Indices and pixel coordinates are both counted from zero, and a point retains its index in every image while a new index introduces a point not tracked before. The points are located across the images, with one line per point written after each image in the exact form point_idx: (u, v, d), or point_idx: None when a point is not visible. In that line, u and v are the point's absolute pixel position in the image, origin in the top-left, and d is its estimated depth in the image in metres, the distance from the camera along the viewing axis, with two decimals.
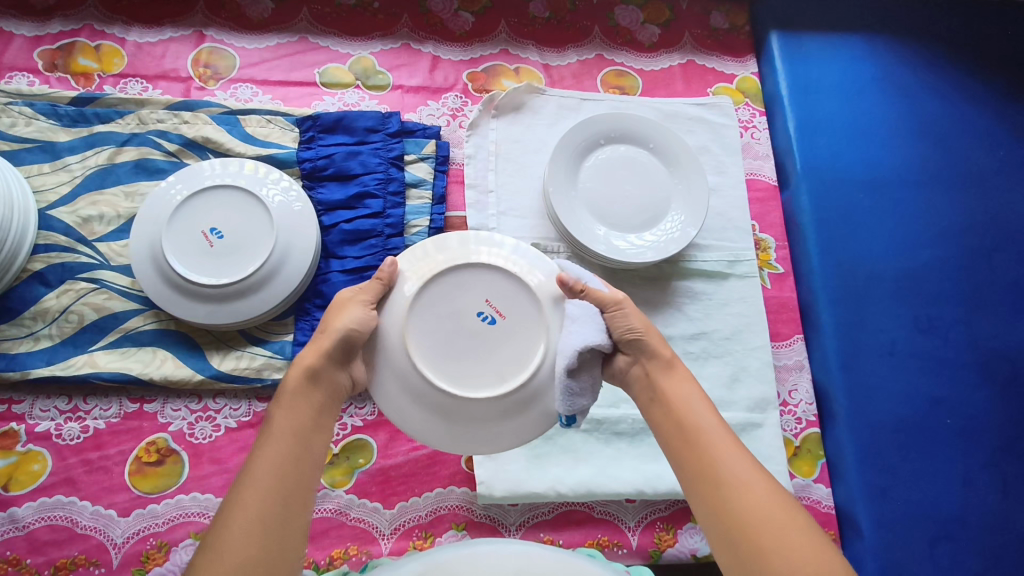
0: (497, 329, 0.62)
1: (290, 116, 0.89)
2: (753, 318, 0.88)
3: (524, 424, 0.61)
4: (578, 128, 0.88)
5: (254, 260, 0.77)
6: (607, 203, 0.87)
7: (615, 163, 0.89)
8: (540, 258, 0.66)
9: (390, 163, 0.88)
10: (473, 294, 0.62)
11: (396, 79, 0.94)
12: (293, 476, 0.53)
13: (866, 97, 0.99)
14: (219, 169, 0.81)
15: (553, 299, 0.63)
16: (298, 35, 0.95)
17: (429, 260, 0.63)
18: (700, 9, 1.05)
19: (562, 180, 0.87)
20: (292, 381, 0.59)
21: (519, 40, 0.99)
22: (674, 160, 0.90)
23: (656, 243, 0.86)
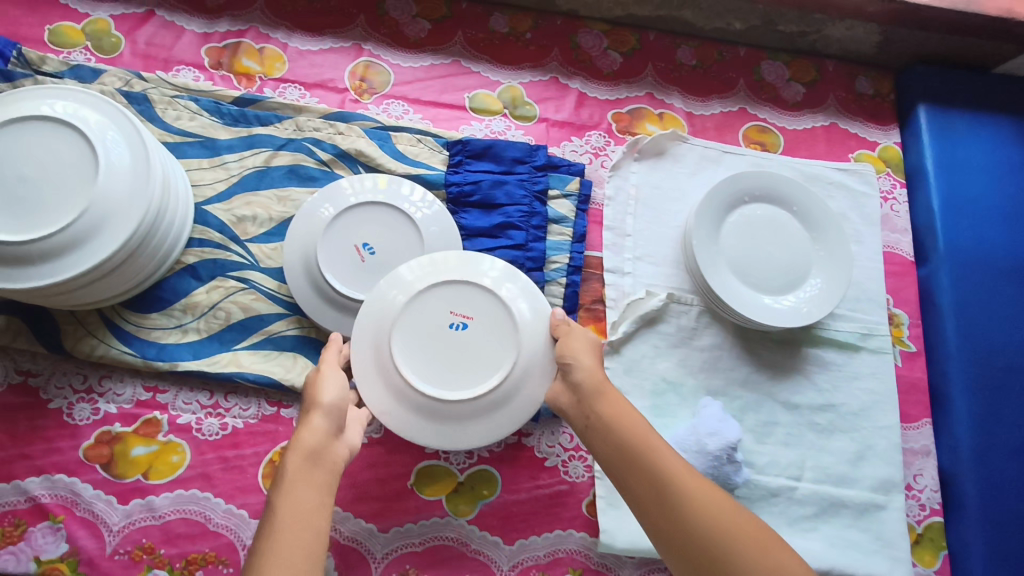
0: (472, 339, 0.69)
1: (439, 137, 0.90)
2: (882, 396, 0.87)
3: (488, 425, 0.68)
4: (725, 185, 0.88)
5: None
6: (748, 262, 0.86)
7: (759, 222, 0.88)
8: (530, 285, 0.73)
9: (535, 197, 0.88)
10: (456, 305, 0.70)
11: (543, 112, 0.95)
12: (310, 557, 0.50)
13: (1016, 181, 0.96)
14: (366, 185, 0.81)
15: (530, 322, 0.70)
16: (451, 58, 0.96)
17: (430, 267, 0.71)
18: (846, 73, 1.04)
19: (706, 236, 0.87)
20: (290, 461, 0.57)
21: (664, 85, 0.99)
22: (816, 226, 0.89)
23: (796, 308, 0.85)
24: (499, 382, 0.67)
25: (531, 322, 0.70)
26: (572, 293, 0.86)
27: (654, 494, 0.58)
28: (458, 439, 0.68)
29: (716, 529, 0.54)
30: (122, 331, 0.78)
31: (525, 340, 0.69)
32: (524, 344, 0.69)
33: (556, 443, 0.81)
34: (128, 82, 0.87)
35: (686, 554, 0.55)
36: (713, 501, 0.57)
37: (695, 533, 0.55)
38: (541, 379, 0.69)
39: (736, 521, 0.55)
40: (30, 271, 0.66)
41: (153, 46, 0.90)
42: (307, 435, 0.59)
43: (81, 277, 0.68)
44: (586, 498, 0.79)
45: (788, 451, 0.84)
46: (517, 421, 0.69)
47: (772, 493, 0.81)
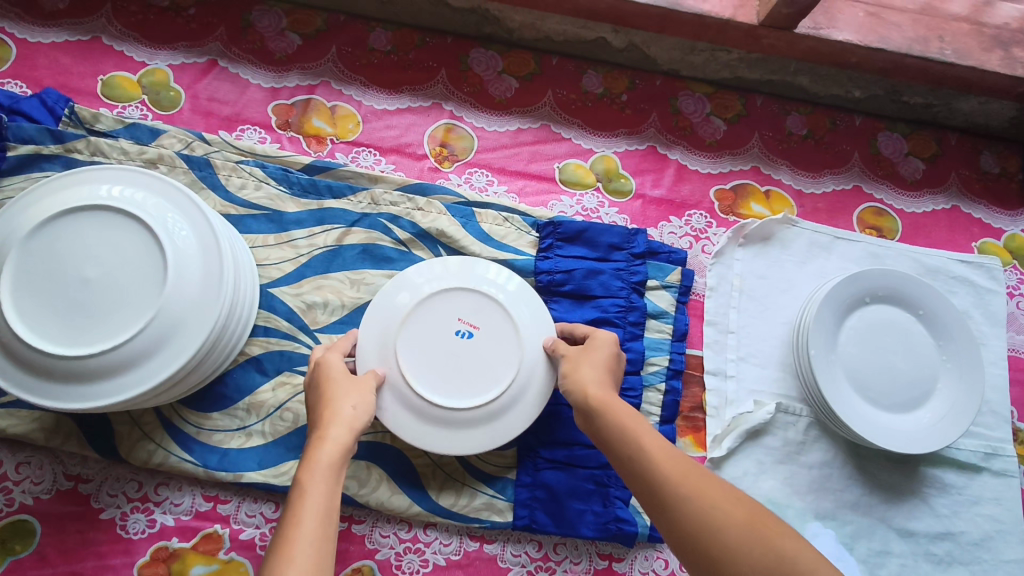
0: (476, 348, 0.71)
1: (528, 216, 0.82)
2: (1009, 525, 0.78)
3: (480, 435, 0.69)
4: (846, 283, 0.79)
5: (485, 390, 0.69)
6: (867, 372, 0.77)
7: (879, 327, 0.79)
8: (539, 303, 0.75)
9: (632, 288, 0.80)
10: (464, 313, 0.72)
11: (639, 187, 0.86)
12: (321, 566, 0.46)
13: None
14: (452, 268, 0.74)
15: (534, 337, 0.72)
16: (540, 121, 0.87)
17: (445, 273, 0.74)
18: (970, 148, 0.93)
19: (823, 341, 0.77)
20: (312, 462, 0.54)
21: (771, 158, 0.89)
22: (945, 332, 0.80)
23: (919, 427, 0.76)
24: (497, 393, 0.69)
25: (536, 338, 0.72)
26: (671, 401, 0.77)
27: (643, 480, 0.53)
28: (449, 443, 0.68)
29: (709, 517, 0.47)
30: (182, 433, 0.70)
31: (527, 354, 0.71)
32: (525, 356, 0.70)
33: (650, 569, 0.73)
34: (189, 145, 0.78)
35: (686, 546, 0.48)
36: (709, 486, 0.49)
37: (688, 521, 0.48)
38: (537, 396, 0.71)
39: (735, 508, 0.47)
40: (98, 390, 0.59)
41: (215, 101, 0.82)
42: (329, 435, 0.57)
43: (152, 392, 0.61)
44: None
45: None
46: (509, 433, 0.69)
47: None
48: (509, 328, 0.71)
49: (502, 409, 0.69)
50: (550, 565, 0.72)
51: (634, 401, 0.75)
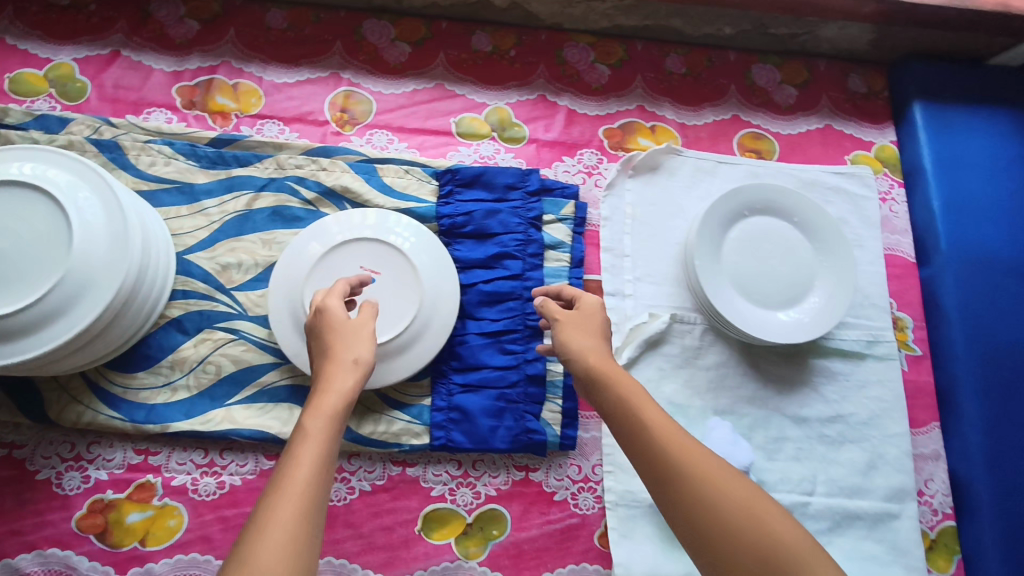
0: (379, 291, 0.77)
1: (428, 167, 0.87)
2: (892, 403, 0.85)
3: (384, 370, 0.75)
4: (724, 200, 0.85)
5: (387, 328, 0.75)
6: (750, 277, 0.84)
7: (759, 236, 0.86)
8: (439, 251, 0.80)
9: (529, 224, 0.86)
10: (364, 262, 0.78)
11: (532, 132, 0.92)
12: (304, 534, 0.46)
13: (1015, 177, 0.93)
14: (353, 221, 0.79)
15: (432, 280, 0.78)
16: (434, 81, 0.93)
17: (349, 225, 0.79)
18: (838, 71, 1.01)
19: (706, 253, 0.84)
20: (309, 419, 0.54)
21: (654, 97, 0.96)
22: (818, 235, 0.87)
23: (801, 321, 0.83)
24: (400, 329, 0.75)
25: (433, 281, 0.78)
26: None
27: (650, 460, 0.55)
28: None
29: (716, 508, 0.50)
30: (109, 394, 0.75)
31: (424, 295, 0.77)
32: (422, 296, 0.76)
33: (564, 475, 0.79)
34: (97, 130, 0.83)
35: (690, 531, 0.51)
36: (725, 484, 0.51)
37: (696, 509, 0.51)
38: (435, 334, 0.77)
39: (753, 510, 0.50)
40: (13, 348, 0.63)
41: (121, 88, 0.87)
42: (334, 386, 0.57)
43: (69, 345, 0.65)
44: (597, 530, 0.78)
45: (798, 466, 0.83)
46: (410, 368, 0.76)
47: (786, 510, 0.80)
48: (407, 273, 0.77)
49: (403, 346, 0.75)
50: (470, 480, 0.78)
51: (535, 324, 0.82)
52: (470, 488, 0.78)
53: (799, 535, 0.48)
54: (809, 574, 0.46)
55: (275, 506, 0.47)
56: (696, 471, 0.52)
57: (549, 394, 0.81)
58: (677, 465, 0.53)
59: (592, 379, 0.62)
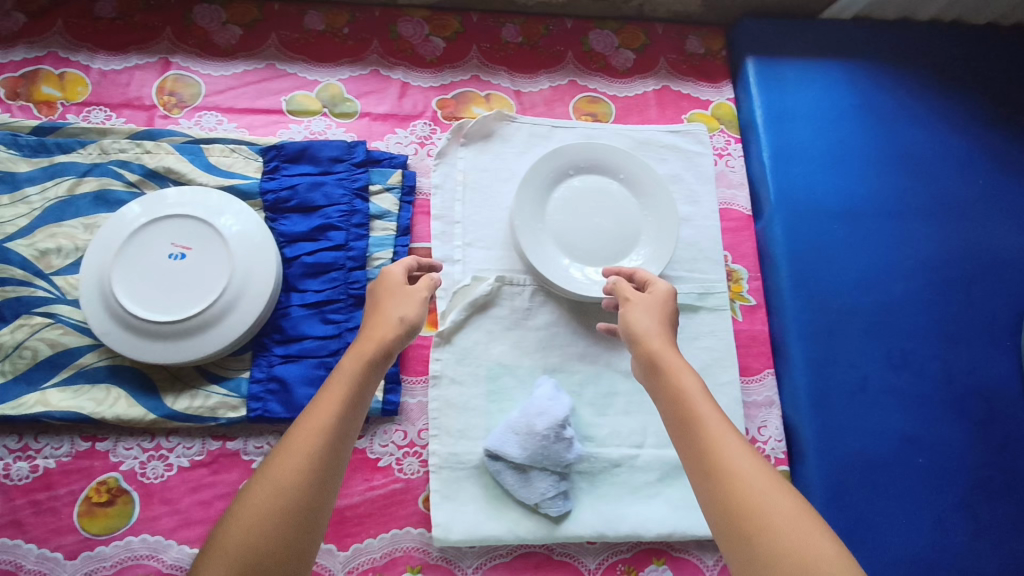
0: (191, 265, 0.77)
1: (254, 145, 0.88)
2: (724, 353, 0.86)
3: (196, 344, 0.75)
4: (545, 160, 0.86)
5: (197, 302, 0.76)
6: (573, 235, 0.85)
7: (583, 195, 0.87)
8: (259, 226, 0.81)
9: (355, 195, 0.86)
10: (176, 238, 0.78)
11: (364, 107, 0.93)
12: (326, 463, 0.55)
13: (843, 126, 0.95)
14: (169, 199, 0.80)
15: (246, 253, 0.78)
16: (265, 62, 0.93)
17: (166, 203, 0.80)
18: (676, 34, 1.02)
19: (528, 214, 0.85)
20: (348, 364, 0.63)
21: (490, 66, 0.97)
22: (643, 191, 0.88)
23: (625, 274, 0.84)
24: (211, 300, 0.75)
25: (247, 253, 0.79)
26: None
27: (672, 410, 0.61)
28: (167, 354, 0.75)
29: (742, 496, 0.52)
30: None
31: (237, 268, 0.77)
32: (233, 268, 0.77)
33: (389, 441, 0.80)
34: None
35: (718, 512, 0.53)
36: (738, 450, 0.55)
37: (725, 492, 0.53)
38: (251, 306, 0.77)
39: (769, 494, 0.52)
40: None
41: None
42: (372, 336, 0.65)
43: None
44: (421, 494, 0.78)
45: (629, 420, 0.83)
46: (224, 340, 0.76)
47: (614, 464, 0.80)
48: (220, 247, 0.78)
49: (214, 319, 0.75)
50: None
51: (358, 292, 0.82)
52: None
53: (801, 519, 0.50)
54: (807, 559, 0.47)
55: (302, 432, 0.56)
56: (728, 464, 0.54)
57: None
58: (712, 453, 0.55)
59: (652, 365, 0.65)
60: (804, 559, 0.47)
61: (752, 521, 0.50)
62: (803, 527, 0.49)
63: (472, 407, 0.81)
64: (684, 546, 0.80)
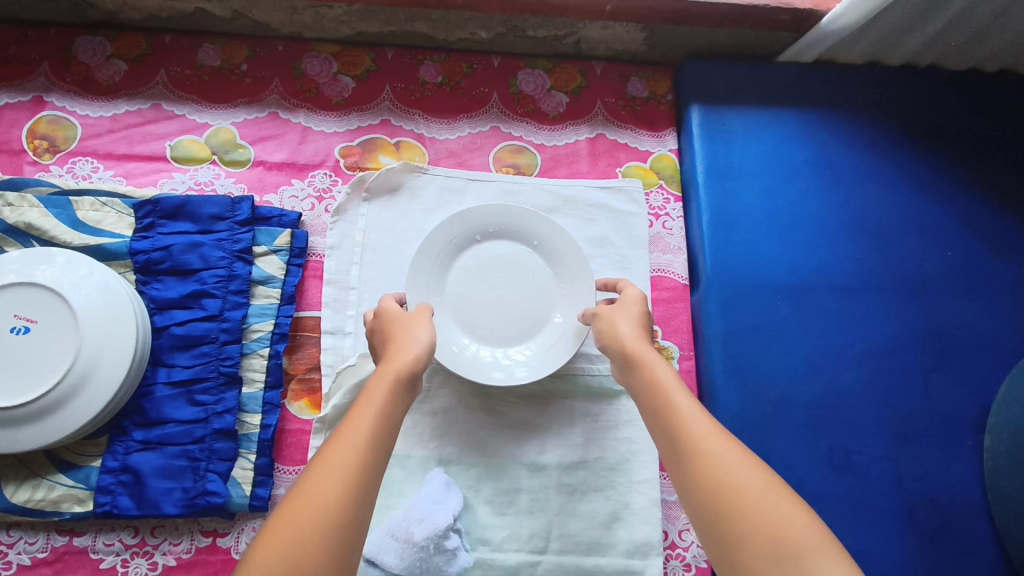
0: (32, 342, 0.69)
1: (128, 198, 0.79)
2: (645, 446, 0.77)
3: (30, 434, 0.67)
4: (448, 225, 0.76)
5: (36, 386, 0.67)
6: (475, 312, 0.76)
7: (490, 264, 0.78)
8: (123, 304, 0.72)
9: (236, 257, 0.78)
10: (20, 309, 0.70)
11: (258, 154, 0.84)
12: (362, 480, 0.48)
13: (797, 185, 0.84)
14: (35, 260, 0.72)
15: (96, 333, 0.69)
16: (150, 101, 0.85)
17: (30, 263, 0.72)
18: (616, 73, 0.92)
19: (424, 287, 0.75)
20: (382, 377, 0.57)
21: (403, 109, 0.87)
22: (560, 259, 0.78)
23: (528, 359, 0.75)
24: (50, 385, 0.67)
25: (99, 334, 0.69)
26: (277, 366, 0.76)
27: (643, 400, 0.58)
28: None
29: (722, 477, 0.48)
30: None
31: (83, 350, 0.68)
32: (78, 350, 0.68)
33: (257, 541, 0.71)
34: None
35: (695, 498, 0.49)
36: (715, 435, 0.51)
37: (699, 476, 0.49)
38: (97, 391, 0.68)
39: (742, 473, 0.48)
40: None
41: None
42: (398, 357, 0.60)
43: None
44: None
45: (533, 520, 0.73)
46: (63, 430, 0.67)
47: (509, 572, 0.71)
48: (68, 325, 0.69)
49: (51, 406, 0.67)
50: (147, 550, 0.70)
51: (228, 370, 0.74)
52: (145, 559, 0.69)
53: (776, 496, 0.46)
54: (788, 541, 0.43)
55: (339, 444, 0.49)
56: (703, 443, 0.51)
57: (242, 449, 0.72)
58: (685, 435, 0.52)
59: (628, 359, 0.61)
60: (784, 542, 0.43)
61: (724, 501, 0.46)
62: (783, 507, 0.45)
63: None
64: None
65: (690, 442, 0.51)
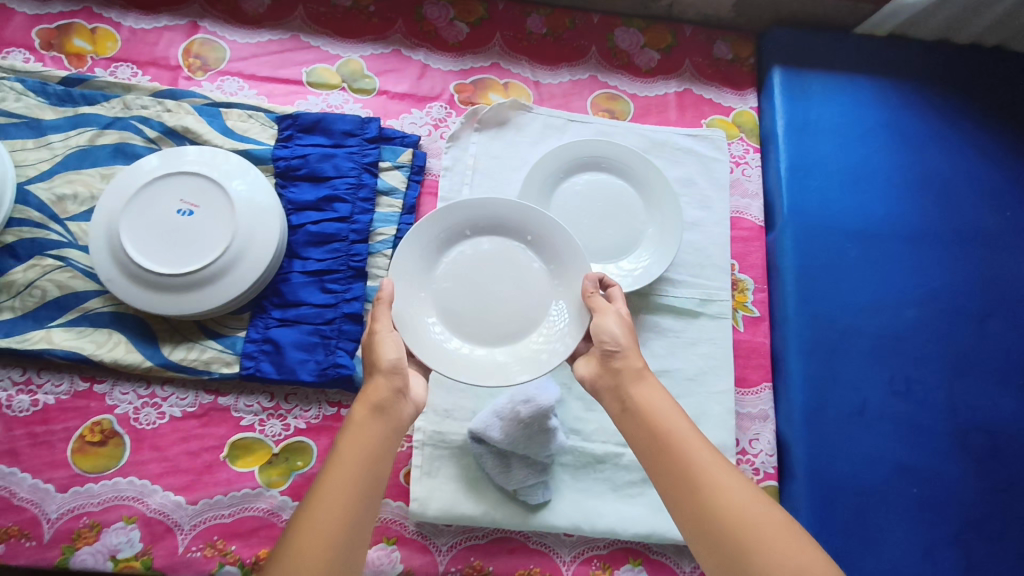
0: (196, 223, 0.79)
1: (271, 112, 0.89)
2: (719, 361, 0.86)
3: (195, 299, 0.77)
4: (435, 219, 0.77)
5: (199, 258, 0.77)
6: (462, 311, 0.77)
7: (478, 262, 0.79)
8: (269, 196, 0.82)
9: (364, 169, 0.87)
10: (185, 194, 0.79)
11: (382, 85, 0.94)
12: (344, 529, 0.54)
13: (868, 143, 0.93)
14: (196, 155, 0.82)
15: (249, 217, 0.79)
16: (290, 32, 0.95)
17: (194, 158, 0.82)
18: (704, 37, 1.01)
19: (410, 280, 0.76)
20: (359, 414, 0.62)
21: (512, 55, 0.97)
22: (553, 253, 0.78)
23: (517, 355, 0.76)
24: (213, 258, 0.77)
25: (253, 218, 0.79)
26: None
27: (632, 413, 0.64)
28: (165, 305, 0.77)
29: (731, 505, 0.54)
30: None
31: (240, 230, 0.78)
32: (236, 230, 0.78)
33: None
34: None
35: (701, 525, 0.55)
36: (720, 466, 0.58)
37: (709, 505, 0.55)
38: (250, 265, 0.78)
39: (747, 502, 0.55)
40: None
41: None
42: (371, 391, 0.64)
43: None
44: (404, 468, 0.81)
45: None
46: (222, 297, 0.77)
47: (598, 459, 0.82)
48: (226, 210, 0.79)
49: (213, 275, 0.77)
50: (281, 413, 0.80)
51: (356, 265, 0.84)
52: (280, 420, 0.80)
53: (780, 526, 0.53)
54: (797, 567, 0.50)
55: (322, 498, 0.55)
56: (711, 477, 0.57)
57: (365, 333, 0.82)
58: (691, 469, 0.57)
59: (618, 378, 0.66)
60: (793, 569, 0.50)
61: (738, 529, 0.53)
62: (785, 539, 0.52)
63: (462, 388, 0.83)
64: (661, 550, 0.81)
65: (696, 473, 0.57)
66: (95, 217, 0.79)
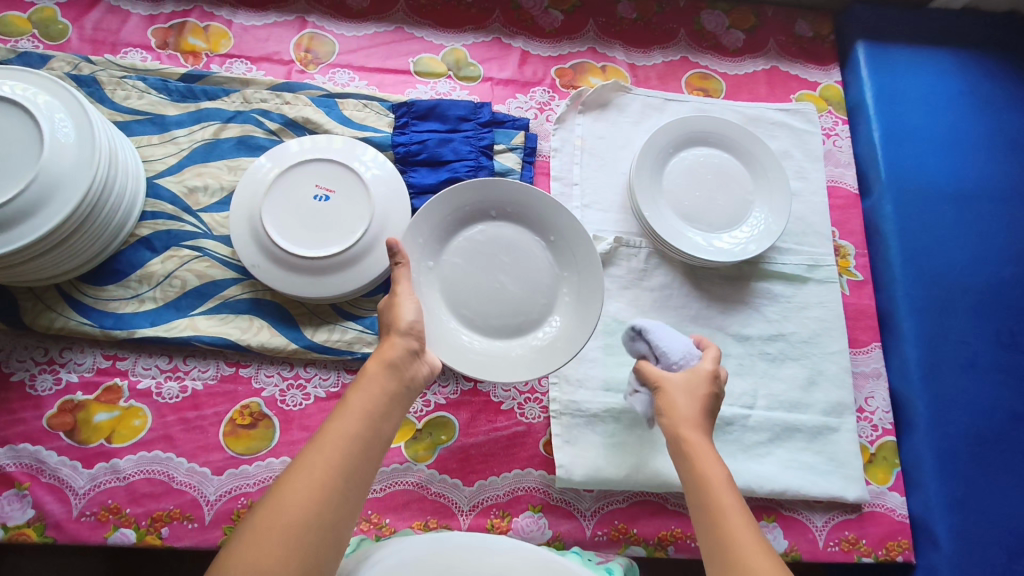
0: (332, 208, 0.81)
1: (386, 101, 0.92)
2: (832, 323, 0.89)
3: (335, 281, 0.79)
4: (468, 191, 0.80)
5: (341, 241, 0.79)
6: (466, 291, 0.79)
7: (493, 245, 0.81)
8: (398, 179, 0.84)
9: (480, 152, 0.90)
10: (320, 180, 0.82)
11: (486, 72, 0.97)
12: (337, 482, 0.52)
13: (953, 111, 0.97)
14: (326, 144, 0.84)
15: (384, 199, 0.82)
16: (394, 25, 0.98)
17: (324, 147, 0.84)
18: (785, 17, 1.05)
19: (422, 249, 0.78)
20: (369, 367, 0.60)
21: (606, 39, 1.01)
22: (571, 259, 0.81)
23: (506, 351, 0.79)
24: (354, 239, 0.79)
25: (387, 200, 0.82)
26: None
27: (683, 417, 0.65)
28: (308, 288, 0.79)
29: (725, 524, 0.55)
30: (80, 304, 0.80)
31: (377, 212, 0.81)
32: (374, 212, 0.80)
33: (511, 387, 0.85)
34: (76, 66, 0.87)
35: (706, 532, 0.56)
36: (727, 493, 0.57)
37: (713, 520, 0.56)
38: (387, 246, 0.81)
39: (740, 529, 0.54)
40: (20, 231, 0.68)
41: (100, 30, 0.92)
42: (384, 348, 0.62)
43: (24, 250, 0.68)
44: (542, 438, 0.83)
45: (740, 381, 0.86)
46: (362, 278, 0.80)
47: (726, 422, 0.83)
48: (361, 194, 0.81)
49: (354, 257, 0.79)
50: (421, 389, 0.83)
51: None
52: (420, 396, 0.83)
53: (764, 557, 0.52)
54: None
55: (321, 448, 0.53)
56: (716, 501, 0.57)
57: None
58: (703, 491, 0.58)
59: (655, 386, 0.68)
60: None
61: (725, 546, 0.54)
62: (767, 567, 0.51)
63: (591, 357, 0.85)
64: (793, 507, 0.82)
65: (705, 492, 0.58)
66: (234, 206, 0.81)
